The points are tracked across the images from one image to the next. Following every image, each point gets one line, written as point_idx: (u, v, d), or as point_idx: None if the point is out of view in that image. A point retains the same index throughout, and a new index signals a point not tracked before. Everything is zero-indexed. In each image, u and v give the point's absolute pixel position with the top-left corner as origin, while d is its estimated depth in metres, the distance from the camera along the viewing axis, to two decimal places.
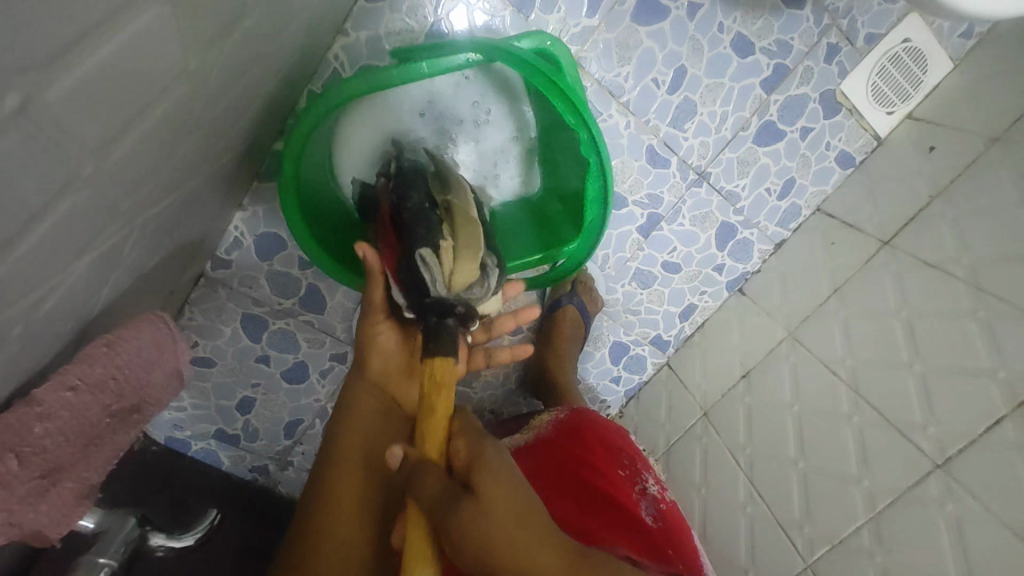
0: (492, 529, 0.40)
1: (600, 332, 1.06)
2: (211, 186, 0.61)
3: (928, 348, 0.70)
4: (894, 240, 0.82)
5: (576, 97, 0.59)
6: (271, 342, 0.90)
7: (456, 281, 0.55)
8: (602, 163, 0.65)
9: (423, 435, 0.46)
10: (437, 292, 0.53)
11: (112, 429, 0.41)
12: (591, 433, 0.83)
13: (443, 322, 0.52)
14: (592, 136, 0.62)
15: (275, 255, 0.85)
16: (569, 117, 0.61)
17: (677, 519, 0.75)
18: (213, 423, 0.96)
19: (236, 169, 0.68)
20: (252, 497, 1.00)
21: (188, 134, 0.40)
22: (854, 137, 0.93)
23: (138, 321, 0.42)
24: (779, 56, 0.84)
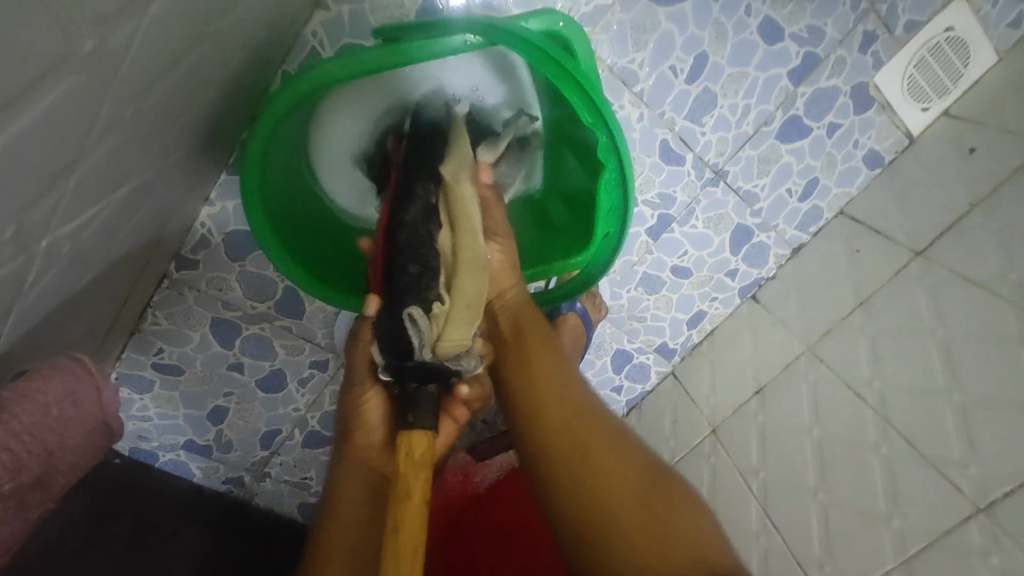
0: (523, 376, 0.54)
1: (603, 340, 0.98)
2: (162, 184, 0.53)
3: (967, 376, 0.64)
4: (928, 250, 0.75)
5: (594, 90, 0.51)
6: (244, 348, 0.82)
7: (443, 346, 0.51)
8: (623, 171, 0.56)
9: (396, 524, 0.42)
10: (420, 356, 0.51)
11: (33, 488, 0.42)
12: None
13: (423, 389, 0.50)
14: (612, 136, 0.54)
15: (247, 255, 0.76)
16: (586, 114, 0.53)
17: None
18: (183, 434, 0.88)
19: (195, 162, 0.60)
20: (237, 515, 0.92)
21: (106, 130, 0.31)
22: (885, 135, 0.85)
23: (57, 367, 0.42)
24: (809, 44, 0.76)
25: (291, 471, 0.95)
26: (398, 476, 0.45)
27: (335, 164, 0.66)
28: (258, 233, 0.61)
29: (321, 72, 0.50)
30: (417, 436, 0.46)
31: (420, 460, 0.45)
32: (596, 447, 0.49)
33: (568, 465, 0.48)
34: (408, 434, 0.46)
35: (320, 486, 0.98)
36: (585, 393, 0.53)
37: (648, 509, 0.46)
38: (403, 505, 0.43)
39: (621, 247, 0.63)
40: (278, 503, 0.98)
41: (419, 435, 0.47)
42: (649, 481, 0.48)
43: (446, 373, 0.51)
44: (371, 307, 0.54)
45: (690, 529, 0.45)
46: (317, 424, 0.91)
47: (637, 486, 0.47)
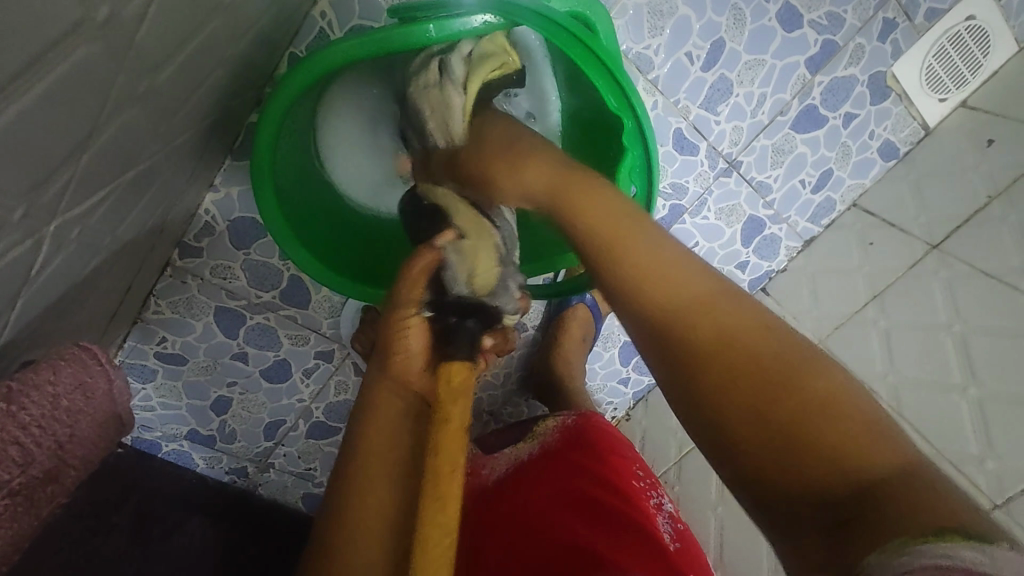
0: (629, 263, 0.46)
1: (610, 330, 0.96)
2: (168, 167, 0.51)
3: (986, 370, 0.64)
4: (944, 243, 0.75)
5: (621, 74, 0.50)
6: (248, 338, 0.81)
7: (479, 283, 0.51)
8: (648, 158, 0.55)
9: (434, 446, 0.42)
10: (460, 292, 0.50)
11: (43, 483, 0.41)
12: (603, 442, 0.75)
13: (463, 323, 0.49)
14: (638, 122, 0.53)
15: (252, 243, 0.74)
16: (611, 99, 0.52)
17: (691, 546, 0.69)
18: (186, 424, 0.87)
19: (200, 146, 0.58)
20: (241, 507, 0.91)
21: (117, 108, 0.30)
22: (901, 125, 0.84)
23: (63, 358, 0.41)
24: (828, 32, 0.75)
25: (295, 461, 0.95)
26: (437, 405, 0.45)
27: (343, 151, 0.65)
28: (266, 217, 0.59)
29: (330, 57, 0.48)
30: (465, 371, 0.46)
31: (460, 393, 0.45)
32: (716, 338, 0.41)
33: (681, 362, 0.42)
34: (449, 364, 0.46)
35: (323, 476, 0.97)
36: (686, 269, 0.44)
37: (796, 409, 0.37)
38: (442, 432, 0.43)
39: None
40: (281, 493, 0.98)
41: (463, 366, 0.46)
42: (790, 365, 0.39)
43: (488, 313, 0.51)
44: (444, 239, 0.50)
45: (856, 425, 0.36)
46: (322, 415, 0.90)
47: (779, 378, 0.38)
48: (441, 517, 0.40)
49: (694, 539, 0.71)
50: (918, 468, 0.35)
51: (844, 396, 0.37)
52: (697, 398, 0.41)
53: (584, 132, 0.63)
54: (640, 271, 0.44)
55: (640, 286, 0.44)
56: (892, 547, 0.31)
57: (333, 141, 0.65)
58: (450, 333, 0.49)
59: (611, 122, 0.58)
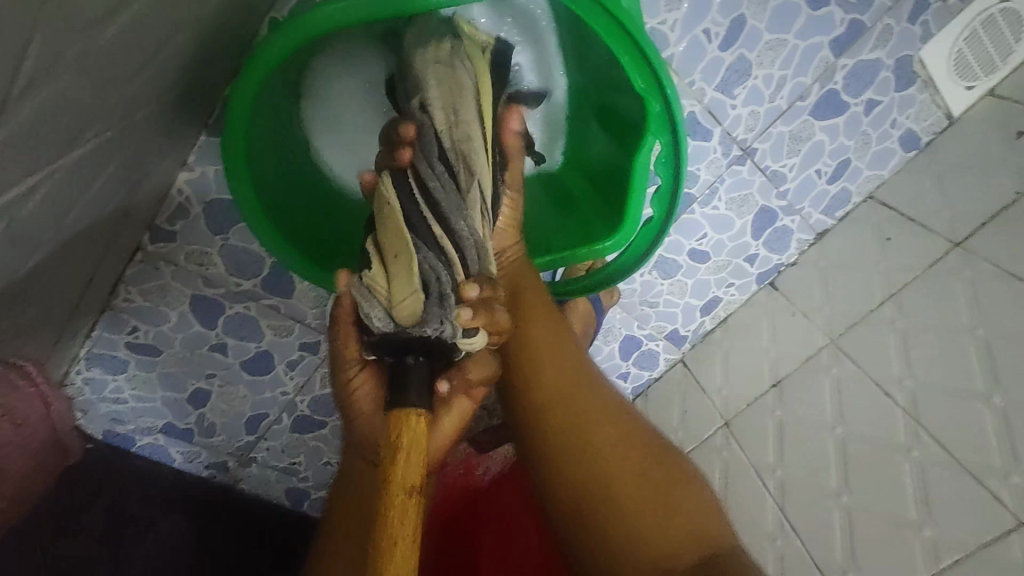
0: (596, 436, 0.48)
1: (612, 325, 0.93)
2: (118, 148, 0.45)
3: (1011, 379, 0.60)
4: (967, 241, 0.71)
5: (654, 55, 0.45)
6: (227, 328, 0.75)
7: (395, 310, 0.43)
8: (676, 148, 0.51)
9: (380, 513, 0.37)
10: (375, 326, 0.43)
11: None
12: None
13: (415, 364, 0.43)
14: (668, 108, 0.48)
15: (230, 227, 0.68)
16: (638, 82, 0.47)
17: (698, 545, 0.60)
18: (161, 417, 0.82)
19: (165, 121, 0.52)
20: (218, 507, 0.87)
21: (17, 78, 0.25)
22: (924, 114, 0.79)
23: None
24: (856, 10, 0.69)
25: (279, 455, 0.89)
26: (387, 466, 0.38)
27: (338, 118, 0.60)
28: (238, 203, 0.55)
29: (314, 22, 0.43)
30: (408, 418, 0.40)
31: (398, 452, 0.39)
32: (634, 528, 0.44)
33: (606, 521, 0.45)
34: (395, 415, 0.40)
35: (309, 471, 0.91)
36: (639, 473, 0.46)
37: (653, 475, 0.46)
38: (389, 480, 0.38)
39: (663, 236, 0.57)
40: (264, 488, 0.91)
41: (416, 417, 0.40)
42: (653, 454, 0.48)
43: (437, 349, 0.43)
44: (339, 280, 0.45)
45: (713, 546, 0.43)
46: (307, 408, 0.85)
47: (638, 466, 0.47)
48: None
49: None
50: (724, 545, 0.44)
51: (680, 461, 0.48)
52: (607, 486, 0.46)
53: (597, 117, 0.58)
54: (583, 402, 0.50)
55: (559, 380, 0.51)
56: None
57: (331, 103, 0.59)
58: (398, 376, 0.42)
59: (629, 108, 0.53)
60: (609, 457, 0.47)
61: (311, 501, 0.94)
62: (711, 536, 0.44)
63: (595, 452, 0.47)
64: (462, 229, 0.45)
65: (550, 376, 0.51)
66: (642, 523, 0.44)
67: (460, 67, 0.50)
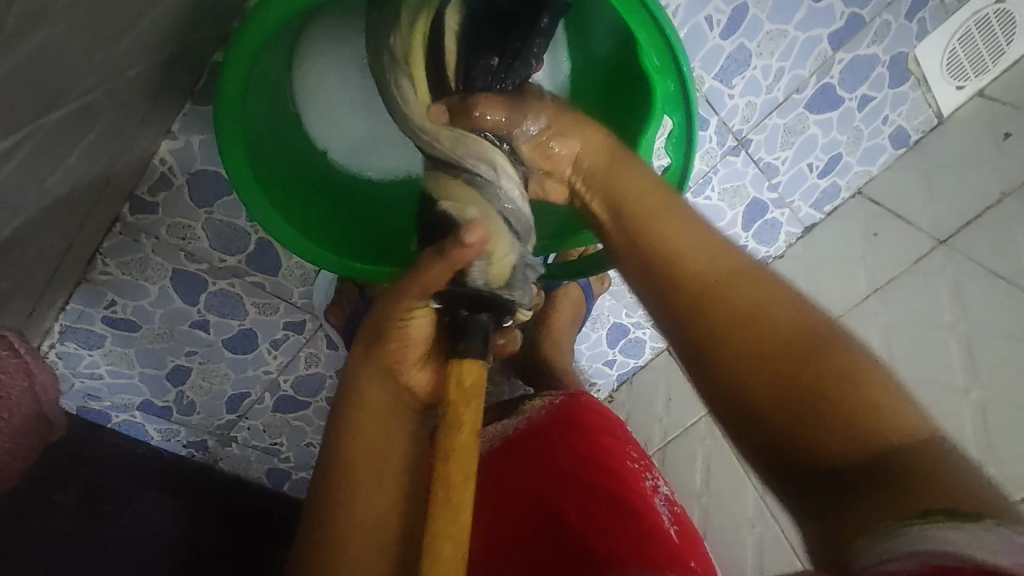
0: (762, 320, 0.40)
1: (600, 312, 0.90)
2: (92, 108, 0.43)
3: (987, 373, 0.67)
4: (952, 239, 0.76)
5: (670, 30, 0.48)
6: (210, 305, 0.73)
7: (494, 274, 0.47)
8: (687, 126, 0.53)
9: (446, 455, 0.42)
10: (471, 287, 0.47)
11: None
12: (594, 422, 0.67)
13: (476, 318, 0.47)
14: (681, 84, 0.51)
15: (215, 200, 0.66)
16: (654, 57, 0.50)
17: (688, 525, 0.63)
18: (139, 393, 0.80)
19: (145, 85, 0.49)
20: (203, 490, 0.85)
21: None
22: (915, 112, 0.80)
23: None
24: (856, 5, 0.69)
25: (260, 435, 0.88)
26: (449, 408, 0.44)
27: (341, 99, 0.61)
28: (230, 168, 0.53)
29: None
30: (471, 368, 0.45)
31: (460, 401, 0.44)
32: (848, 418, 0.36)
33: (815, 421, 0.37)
34: (454, 364, 0.45)
35: (290, 451, 0.91)
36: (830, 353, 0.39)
37: (823, 370, 0.38)
38: (455, 434, 0.43)
39: None
40: (243, 467, 0.92)
41: (472, 365, 0.45)
42: (825, 346, 0.39)
43: (504, 306, 0.48)
44: (473, 236, 0.44)
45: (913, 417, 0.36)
46: (290, 388, 0.84)
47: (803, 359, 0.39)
48: (460, 526, 0.41)
49: (688, 520, 0.65)
50: (929, 450, 0.35)
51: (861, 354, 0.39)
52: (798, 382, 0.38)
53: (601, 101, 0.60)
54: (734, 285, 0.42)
55: (714, 270, 0.43)
56: (885, 532, 0.30)
57: (327, 90, 0.60)
58: (461, 328, 0.46)
59: (636, 88, 0.56)
60: (788, 353, 0.39)
61: (290, 482, 0.95)
62: (908, 439, 0.35)
63: (747, 346, 0.40)
64: (511, 207, 0.49)
65: (682, 262, 0.44)
66: (813, 424, 0.37)
67: (403, 84, 0.51)
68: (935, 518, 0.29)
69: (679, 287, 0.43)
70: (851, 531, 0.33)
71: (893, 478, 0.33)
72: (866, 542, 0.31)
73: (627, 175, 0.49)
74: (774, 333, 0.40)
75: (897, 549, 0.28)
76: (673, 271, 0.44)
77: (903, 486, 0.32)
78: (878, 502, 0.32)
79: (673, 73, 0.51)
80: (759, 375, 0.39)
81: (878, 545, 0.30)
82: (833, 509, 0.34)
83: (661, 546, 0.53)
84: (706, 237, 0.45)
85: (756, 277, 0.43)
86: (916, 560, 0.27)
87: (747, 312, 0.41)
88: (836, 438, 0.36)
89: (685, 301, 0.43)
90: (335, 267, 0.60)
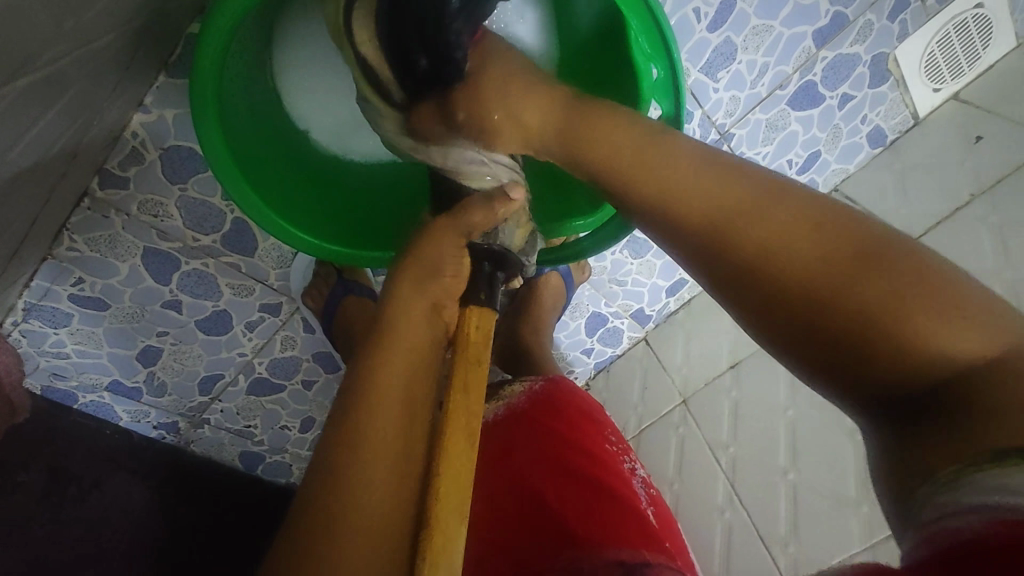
0: (794, 245, 0.35)
1: (580, 300, 0.91)
2: (54, 79, 0.41)
3: None
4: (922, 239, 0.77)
5: (661, 16, 0.48)
6: (183, 285, 0.72)
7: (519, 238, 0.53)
8: (674, 115, 0.53)
9: (466, 385, 0.43)
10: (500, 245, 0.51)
11: None
12: (573, 405, 0.67)
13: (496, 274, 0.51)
14: (671, 69, 0.52)
15: (189, 177, 0.64)
16: (643, 41, 0.51)
17: (662, 504, 0.64)
18: (107, 374, 0.78)
19: (111, 56, 0.47)
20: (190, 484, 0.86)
21: None
22: (893, 113, 0.82)
23: None
24: (841, 3, 0.70)
25: (234, 418, 0.87)
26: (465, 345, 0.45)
27: (319, 84, 0.61)
28: (204, 139, 0.51)
29: None
30: (484, 314, 0.47)
31: (478, 347, 0.46)
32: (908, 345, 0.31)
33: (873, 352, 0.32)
34: (468, 309, 0.47)
35: (264, 434, 0.90)
36: (879, 267, 0.33)
37: (874, 293, 0.32)
38: (473, 370, 0.44)
39: None
40: (216, 451, 0.90)
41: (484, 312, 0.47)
42: (876, 261, 0.33)
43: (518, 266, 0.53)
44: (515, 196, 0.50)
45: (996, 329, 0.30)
46: (265, 370, 0.82)
47: (848, 286, 0.33)
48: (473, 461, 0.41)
49: (666, 504, 0.65)
50: (1011, 364, 0.29)
51: (924, 260, 0.33)
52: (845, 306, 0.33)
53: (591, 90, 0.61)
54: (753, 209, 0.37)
55: (723, 199, 0.38)
56: (948, 480, 0.27)
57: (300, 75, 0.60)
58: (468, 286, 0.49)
59: (626, 78, 0.56)
60: (826, 278, 0.33)
61: (264, 465, 0.94)
62: (986, 352, 0.30)
63: (778, 279, 0.35)
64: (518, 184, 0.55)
65: (698, 202, 0.39)
66: (866, 356, 0.32)
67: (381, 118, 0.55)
68: (999, 462, 0.26)
69: (694, 228, 0.38)
70: (916, 479, 0.29)
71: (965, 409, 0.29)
72: (930, 491, 0.28)
73: (605, 125, 0.45)
74: (808, 257, 0.34)
75: (958, 503, 0.26)
76: (689, 209, 0.39)
77: (978, 417, 0.28)
78: (948, 444, 0.28)
79: (663, 59, 0.52)
80: (793, 305, 0.34)
81: (937, 497, 0.27)
82: (900, 449, 0.31)
83: (637, 525, 0.55)
84: (720, 165, 0.39)
85: (784, 199, 0.37)
86: (995, 515, 0.24)
87: (772, 240, 0.35)
88: (890, 372, 0.31)
89: (705, 242, 0.38)
90: (336, 249, 0.60)
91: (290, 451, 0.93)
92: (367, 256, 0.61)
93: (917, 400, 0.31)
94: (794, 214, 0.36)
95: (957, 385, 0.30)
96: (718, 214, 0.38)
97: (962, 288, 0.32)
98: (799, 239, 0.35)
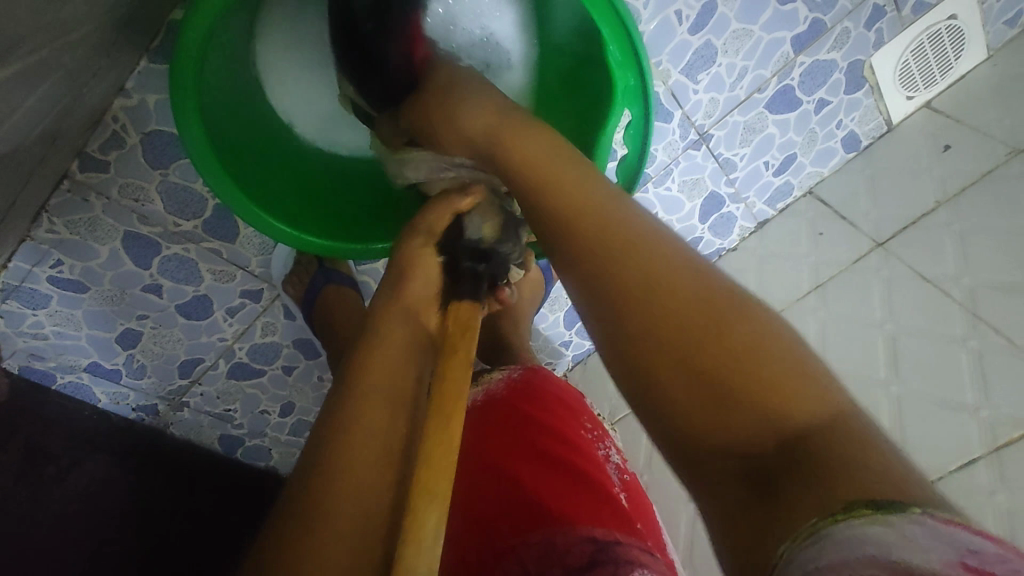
0: (666, 299, 0.36)
1: (559, 294, 0.92)
2: (31, 69, 0.41)
3: (907, 372, 0.75)
4: (889, 243, 0.82)
5: (633, 28, 0.51)
6: (163, 269, 0.72)
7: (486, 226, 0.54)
8: (645, 119, 0.56)
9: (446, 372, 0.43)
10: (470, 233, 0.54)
11: None
12: (551, 394, 0.69)
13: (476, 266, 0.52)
14: (642, 80, 0.54)
15: (170, 163, 0.64)
16: (615, 51, 0.53)
17: (636, 489, 0.66)
18: (85, 355, 0.78)
19: (88, 44, 0.47)
20: (173, 469, 0.88)
21: None
22: (867, 119, 0.84)
23: None
24: (819, 10, 0.71)
25: (213, 402, 0.87)
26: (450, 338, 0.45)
27: (298, 81, 0.63)
28: (183, 131, 0.51)
29: None
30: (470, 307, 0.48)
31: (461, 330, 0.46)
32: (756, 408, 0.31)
33: (722, 408, 0.32)
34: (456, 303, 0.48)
35: (243, 418, 0.91)
36: (736, 333, 0.34)
37: (733, 353, 0.33)
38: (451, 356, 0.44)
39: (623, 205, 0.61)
40: (195, 434, 0.90)
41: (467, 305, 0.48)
42: (740, 321, 0.34)
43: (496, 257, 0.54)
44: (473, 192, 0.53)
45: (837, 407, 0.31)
46: (246, 355, 0.83)
47: (712, 338, 0.34)
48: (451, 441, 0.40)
49: (640, 489, 0.68)
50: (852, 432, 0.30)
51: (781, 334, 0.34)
52: (703, 361, 0.33)
53: (565, 96, 0.64)
54: (637, 257, 0.38)
55: (618, 242, 0.39)
56: (806, 537, 0.25)
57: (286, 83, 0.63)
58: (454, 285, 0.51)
59: (599, 84, 0.59)
60: (689, 330, 0.35)
61: (245, 448, 0.95)
62: (825, 417, 0.31)
63: (650, 324, 0.36)
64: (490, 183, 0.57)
65: (594, 240, 0.40)
66: (718, 407, 0.32)
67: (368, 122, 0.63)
68: (847, 514, 0.25)
69: (588, 272, 0.39)
70: (770, 529, 0.28)
71: (797, 467, 0.29)
72: (788, 552, 0.26)
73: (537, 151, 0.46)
74: (678, 311, 0.35)
75: (819, 554, 0.24)
76: (585, 257, 0.39)
77: (808, 475, 0.28)
78: (797, 495, 0.27)
79: (633, 68, 0.54)
80: (662, 353, 0.35)
81: (796, 556, 0.25)
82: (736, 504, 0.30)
83: (609, 510, 0.56)
84: (619, 217, 0.40)
85: (670, 253, 0.38)
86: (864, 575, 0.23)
87: (647, 290, 0.37)
88: (741, 429, 0.31)
89: (590, 293, 0.39)
90: (319, 241, 0.61)
91: (270, 435, 0.94)
92: (350, 249, 0.63)
93: (767, 456, 0.30)
94: (667, 272, 0.37)
95: (802, 443, 0.30)
96: (605, 258, 0.39)
97: (815, 365, 0.33)
98: (671, 293, 0.36)
